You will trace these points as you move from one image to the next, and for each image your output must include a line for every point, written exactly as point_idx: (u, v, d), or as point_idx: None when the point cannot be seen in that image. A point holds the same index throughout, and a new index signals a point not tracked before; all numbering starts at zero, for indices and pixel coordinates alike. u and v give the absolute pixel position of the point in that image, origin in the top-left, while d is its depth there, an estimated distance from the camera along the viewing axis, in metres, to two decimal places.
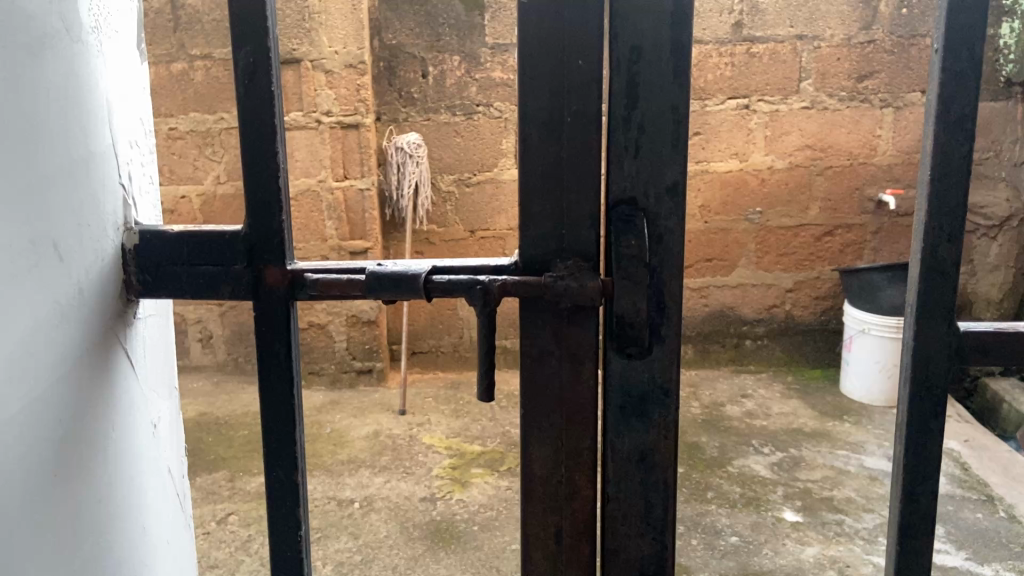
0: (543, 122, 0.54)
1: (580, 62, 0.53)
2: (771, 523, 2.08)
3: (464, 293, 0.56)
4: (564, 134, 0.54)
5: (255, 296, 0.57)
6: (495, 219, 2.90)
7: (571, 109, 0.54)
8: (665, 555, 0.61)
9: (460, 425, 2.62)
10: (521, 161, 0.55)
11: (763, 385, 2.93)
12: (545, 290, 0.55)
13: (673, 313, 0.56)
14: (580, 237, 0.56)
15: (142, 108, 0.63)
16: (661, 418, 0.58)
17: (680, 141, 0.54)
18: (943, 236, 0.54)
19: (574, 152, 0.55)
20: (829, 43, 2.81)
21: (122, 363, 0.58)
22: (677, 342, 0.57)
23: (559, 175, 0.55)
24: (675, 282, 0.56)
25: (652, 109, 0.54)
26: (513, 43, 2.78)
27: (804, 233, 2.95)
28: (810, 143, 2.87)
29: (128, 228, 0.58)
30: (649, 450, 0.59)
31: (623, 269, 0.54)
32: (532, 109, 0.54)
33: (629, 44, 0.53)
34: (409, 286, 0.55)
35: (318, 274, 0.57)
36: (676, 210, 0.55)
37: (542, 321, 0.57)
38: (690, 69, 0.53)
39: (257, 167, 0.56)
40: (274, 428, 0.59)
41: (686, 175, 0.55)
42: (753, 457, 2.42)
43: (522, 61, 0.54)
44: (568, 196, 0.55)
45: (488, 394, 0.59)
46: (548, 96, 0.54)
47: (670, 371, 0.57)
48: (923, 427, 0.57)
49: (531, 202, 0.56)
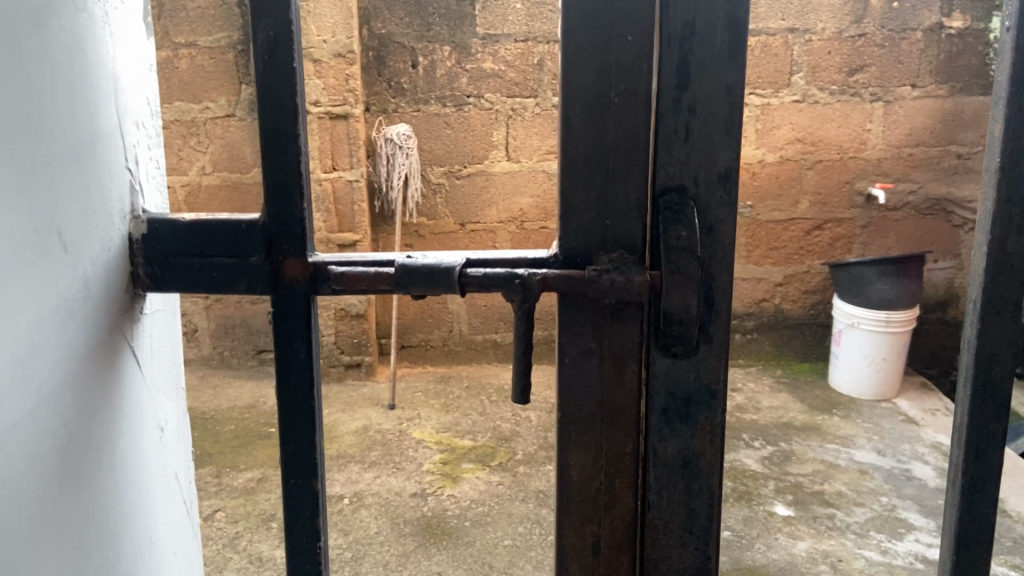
0: (589, 102, 0.51)
1: (627, 38, 0.50)
2: (763, 517, 2.07)
3: (502, 288, 0.52)
4: (610, 115, 0.51)
5: (274, 289, 0.54)
6: (487, 212, 2.87)
7: (619, 89, 0.51)
8: (707, 567, 0.58)
9: (450, 420, 2.58)
10: (565, 145, 0.52)
11: (753, 379, 2.92)
12: (587, 285, 0.52)
13: (722, 309, 0.53)
14: (625, 226, 0.52)
15: (149, 88, 0.58)
16: (706, 422, 0.56)
17: (734, 125, 0.51)
18: (1012, 229, 0.52)
19: (620, 137, 0.51)
20: (820, 36, 2.78)
21: (126, 362, 0.54)
22: (725, 339, 0.54)
23: (607, 160, 0.52)
24: (725, 277, 0.53)
25: (704, 90, 0.51)
26: (504, 34, 2.73)
27: (795, 227, 2.94)
28: (801, 137, 2.85)
29: (136, 217, 0.54)
30: (694, 455, 0.56)
31: (672, 262, 0.51)
32: (576, 89, 0.51)
33: (681, 20, 0.50)
34: (442, 280, 0.52)
35: (340, 268, 0.53)
36: (728, 198, 0.52)
37: (583, 318, 0.54)
38: (745, 46, 0.50)
39: (277, 149, 0.52)
40: (292, 431, 0.56)
41: (739, 162, 0.52)
42: (743, 451, 2.41)
43: (567, 39, 0.50)
44: (614, 185, 0.52)
45: (524, 397, 0.55)
46: (592, 76, 0.51)
47: (717, 370, 0.54)
48: (984, 430, 0.55)
49: (573, 191, 0.52)
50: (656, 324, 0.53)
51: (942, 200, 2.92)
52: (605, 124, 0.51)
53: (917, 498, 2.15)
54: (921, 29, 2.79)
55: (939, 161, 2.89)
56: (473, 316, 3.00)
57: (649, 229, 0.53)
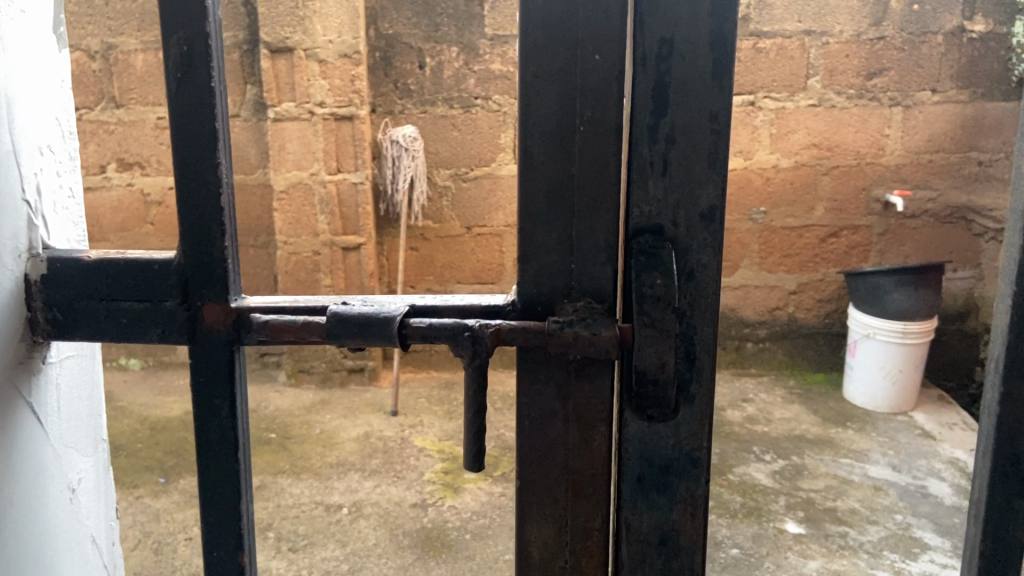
0: (551, 131, 0.44)
1: (595, 58, 0.43)
2: (773, 535, 1.99)
3: (448, 341, 0.45)
4: (574, 146, 0.44)
5: (190, 339, 0.46)
6: (493, 215, 2.80)
7: (584, 115, 0.43)
8: None
9: (453, 427, 2.51)
10: (522, 176, 0.45)
11: (765, 390, 2.83)
12: (546, 339, 0.44)
13: (705, 367, 0.45)
14: (589, 272, 0.45)
15: (58, 105, 0.51)
16: (688, 493, 0.48)
17: (718, 158, 0.44)
18: None
19: (587, 170, 0.44)
20: (838, 39, 2.69)
21: (23, 418, 0.47)
22: (709, 401, 0.46)
23: (570, 196, 0.45)
24: (709, 329, 0.45)
25: (685, 117, 0.43)
26: (513, 35, 2.66)
27: (809, 234, 2.85)
28: (817, 142, 2.76)
29: (33, 255, 0.47)
30: (673, 530, 0.48)
31: (645, 314, 0.44)
32: (536, 115, 0.44)
33: (658, 35, 0.43)
34: (381, 333, 0.45)
35: (265, 314, 0.46)
36: (712, 239, 0.45)
37: (544, 375, 0.47)
38: (733, 66, 0.43)
39: (194, 180, 0.45)
40: (213, 495, 0.49)
41: (725, 199, 0.44)
42: (754, 465, 2.33)
43: (525, 56, 0.43)
44: (579, 224, 0.45)
45: (477, 464, 0.48)
46: (553, 101, 0.44)
47: (700, 437, 0.47)
48: (1004, 506, 0.50)
49: (532, 229, 0.45)
50: (629, 383, 0.46)
51: (962, 207, 2.82)
52: (569, 156, 0.44)
53: (933, 516, 2.06)
54: (942, 32, 2.69)
55: (959, 168, 2.79)
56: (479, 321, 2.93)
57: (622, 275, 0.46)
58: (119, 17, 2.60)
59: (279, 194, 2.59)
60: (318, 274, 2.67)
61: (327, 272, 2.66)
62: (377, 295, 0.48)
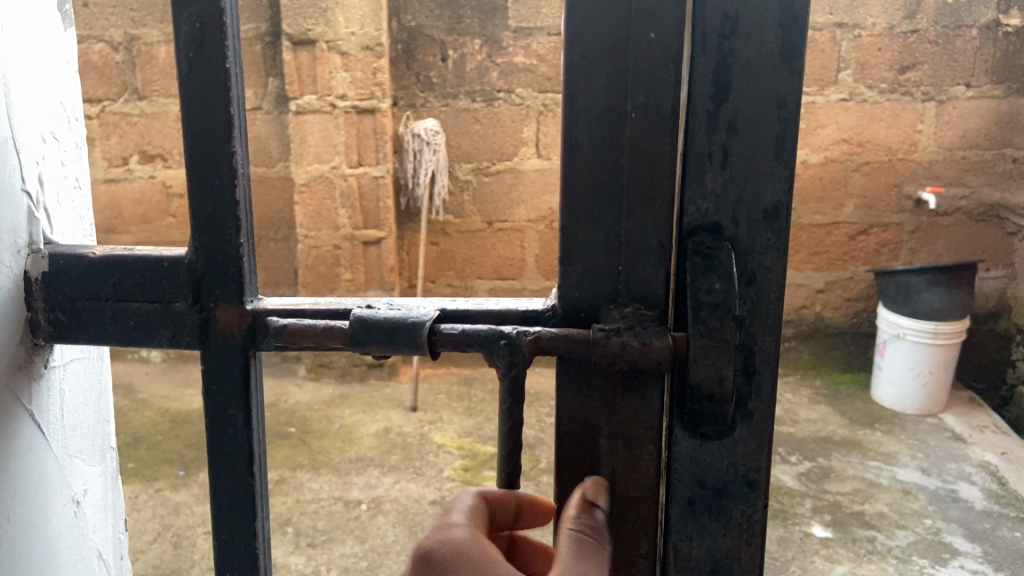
0: (597, 118, 0.40)
1: (649, 38, 0.39)
2: (799, 538, 1.93)
3: (481, 349, 0.41)
4: (626, 134, 0.40)
5: (203, 344, 0.45)
6: (515, 211, 2.75)
7: (637, 100, 0.40)
8: None
9: (473, 424, 2.48)
10: (565, 167, 0.41)
11: (790, 390, 2.77)
12: (589, 349, 0.40)
13: (766, 380, 0.42)
14: (639, 272, 0.42)
15: (57, 94, 0.50)
16: (743, 516, 0.44)
17: (785, 150, 0.40)
18: None
19: (638, 162, 0.40)
20: (870, 32, 2.62)
21: (26, 426, 0.47)
22: (771, 417, 0.42)
23: (619, 189, 0.41)
24: (770, 338, 0.41)
25: (749, 103, 0.40)
26: (537, 27, 2.61)
27: (838, 232, 2.78)
28: (847, 138, 2.69)
29: (35, 252, 0.46)
30: (727, 558, 0.45)
31: (701, 322, 0.40)
32: (582, 100, 0.40)
33: (721, 12, 0.39)
34: (409, 340, 0.40)
35: (278, 316, 0.44)
36: (775, 240, 0.41)
37: (589, 387, 0.43)
38: (805, 48, 0.39)
39: (208, 169, 0.43)
40: (226, 509, 0.47)
41: (791, 196, 0.40)
42: (779, 466, 2.27)
43: (572, 34, 0.40)
44: (628, 222, 0.41)
45: (509, 482, 0.44)
46: (603, 83, 0.40)
47: (758, 458, 0.43)
48: None
49: (576, 225, 0.42)
50: (680, 397, 0.42)
51: (996, 206, 2.74)
52: (619, 145, 0.40)
53: (963, 521, 2.00)
54: (977, 26, 2.61)
55: (994, 165, 2.71)
56: None
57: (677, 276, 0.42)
58: (141, 9, 2.58)
59: (300, 187, 2.56)
60: (338, 268, 2.64)
61: (347, 267, 2.64)
62: (403, 298, 0.45)
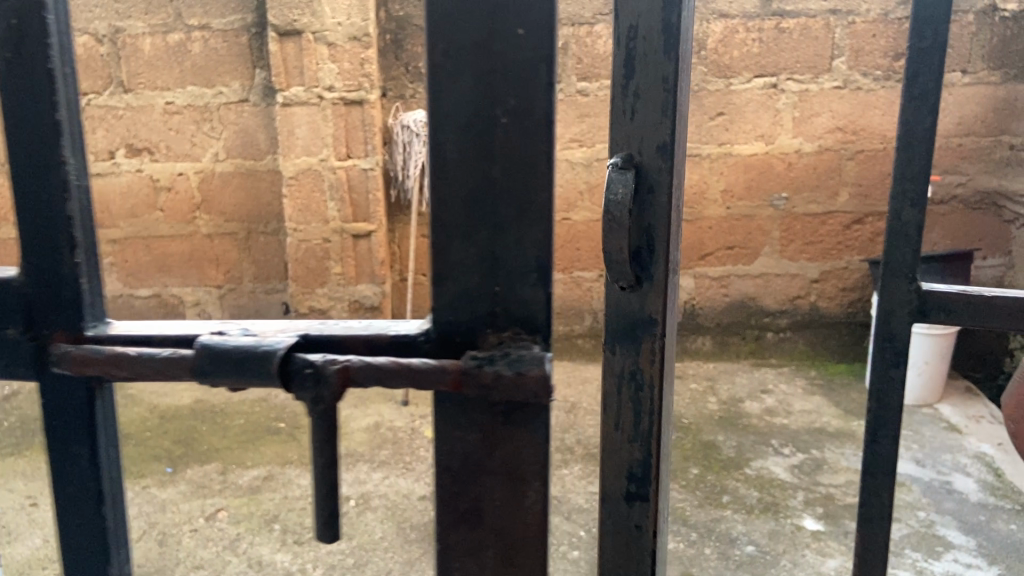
0: (467, 119, 0.44)
1: (510, 77, 0.43)
2: (790, 532, 1.90)
3: (317, 381, 0.44)
4: (498, 163, 0.44)
5: (37, 365, 0.51)
6: None
7: (507, 103, 0.43)
8: (650, 461, 0.77)
9: None
10: (437, 192, 0.45)
11: (785, 380, 2.73)
12: (458, 384, 0.43)
13: (658, 250, 0.71)
14: (515, 289, 0.45)
15: None
16: (650, 341, 0.74)
17: (668, 108, 0.69)
18: (907, 202, 0.79)
19: (511, 165, 0.44)
20: (864, 18, 2.57)
21: None
22: (665, 273, 0.72)
23: (494, 209, 0.45)
24: (661, 224, 0.71)
25: (646, 82, 0.69)
26: None
27: (832, 221, 2.74)
28: (841, 126, 2.65)
29: None
30: (637, 361, 0.76)
31: (608, 213, 0.70)
32: (453, 101, 0.44)
33: (628, 24, 0.69)
34: (258, 368, 0.43)
35: (110, 346, 0.49)
36: (664, 165, 0.70)
37: (470, 425, 0.47)
38: (676, 47, 0.68)
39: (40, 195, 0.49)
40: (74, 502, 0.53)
41: (672, 137, 0.70)
42: (772, 458, 2.24)
43: (442, 39, 0.43)
44: (504, 236, 0.45)
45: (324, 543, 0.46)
46: (469, 119, 0.44)
47: (655, 299, 0.73)
48: (885, 374, 0.80)
49: (449, 245, 0.46)
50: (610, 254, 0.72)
51: (992, 193, 2.69)
52: (490, 175, 0.44)
53: (958, 514, 1.97)
54: (972, 11, 2.56)
55: (990, 152, 2.67)
56: None
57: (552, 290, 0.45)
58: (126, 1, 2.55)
59: (288, 180, 2.53)
60: (328, 261, 2.61)
61: (337, 260, 2.61)
62: (262, 323, 0.48)
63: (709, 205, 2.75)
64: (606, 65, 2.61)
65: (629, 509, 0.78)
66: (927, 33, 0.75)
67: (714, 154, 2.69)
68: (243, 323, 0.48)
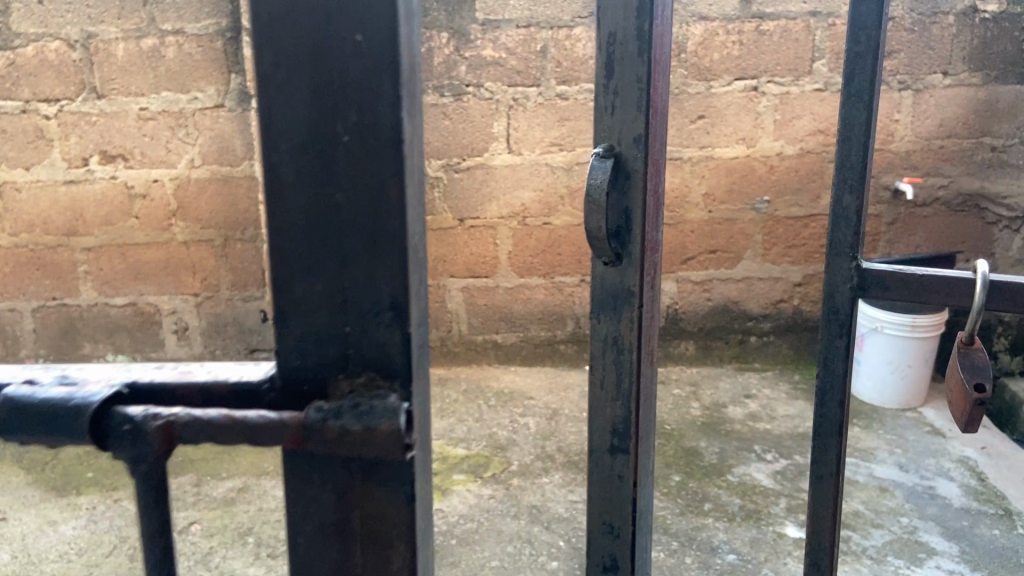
0: (305, 138, 0.44)
1: (352, 92, 0.43)
2: (772, 540, 1.87)
3: (137, 434, 0.45)
4: (342, 185, 0.44)
5: None
6: (487, 207, 2.68)
7: (347, 121, 0.43)
8: (630, 417, 0.89)
9: (445, 426, 2.40)
10: (279, 220, 0.45)
11: (768, 385, 2.70)
12: (289, 438, 0.44)
13: (635, 232, 0.82)
14: (365, 312, 0.45)
15: None
16: (629, 313, 0.85)
17: (642, 104, 0.79)
18: (848, 186, 0.83)
19: (354, 196, 0.44)
20: (844, 21, 2.54)
21: None
22: (641, 251, 0.82)
23: (338, 237, 0.45)
24: (637, 207, 0.81)
25: (624, 82, 0.80)
26: (506, 20, 2.53)
27: (815, 224, 2.72)
28: (822, 128, 2.62)
29: None
30: (618, 331, 0.86)
31: (591, 198, 0.81)
32: (291, 123, 0.44)
33: (608, 32, 0.79)
34: (75, 424, 0.45)
35: None
36: (640, 155, 0.80)
37: (320, 473, 0.48)
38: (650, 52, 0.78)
39: None
40: None
41: (646, 132, 0.80)
42: (754, 465, 2.21)
43: (277, 55, 0.43)
44: (351, 270, 0.45)
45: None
46: (310, 140, 0.44)
47: (633, 274, 0.84)
48: (831, 344, 0.85)
49: (293, 278, 0.46)
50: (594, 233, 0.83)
51: (974, 195, 2.67)
52: (335, 196, 0.44)
53: (940, 519, 1.94)
54: (953, 12, 2.53)
55: (972, 154, 2.64)
56: (477, 313, 2.78)
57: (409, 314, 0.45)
58: (98, 5, 2.49)
59: None
60: None
61: None
62: (77, 370, 0.49)
63: (691, 209, 2.70)
64: (586, 68, 2.57)
65: (612, 460, 0.91)
66: (861, 37, 0.79)
67: (695, 157, 2.64)
68: (59, 369, 0.49)
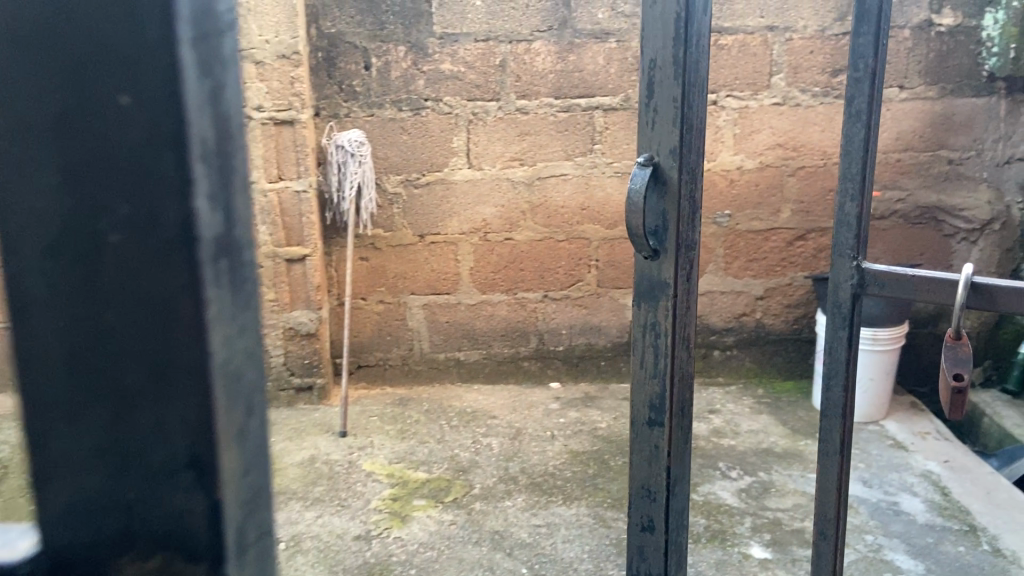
0: (58, 241, 0.33)
1: (121, 164, 0.33)
2: (738, 561, 1.82)
3: None
4: (114, 303, 0.34)
5: None
6: (447, 223, 2.61)
7: (117, 217, 0.33)
8: (665, 395, 0.86)
9: (405, 448, 2.32)
10: (34, 351, 0.35)
11: (732, 400, 2.66)
12: None
13: (671, 235, 0.82)
14: (161, 450, 0.35)
15: None
16: (665, 304, 0.84)
17: (679, 119, 0.79)
18: (849, 195, 0.89)
19: (130, 313, 0.34)
20: (801, 35, 2.52)
21: None
22: (677, 250, 0.82)
23: (116, 366, 0.34)
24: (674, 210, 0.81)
25: (662, 97, 0.80)
26: (464, 34, 2.47)
27: (775, 238, 2.69)
28: (782, 142, 2.60)
29: None
30: (653, 320, 0.85)
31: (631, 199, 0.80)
32: (34, 223, 0.33)
33: (648, 58, 0.80)
34: None
35: None
36: (678, 165, 0.80)
37: None
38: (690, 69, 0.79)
39: None
40: None
41: (683, 143, 0.80)
42: (719, 483, 2.16)
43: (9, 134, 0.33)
44: (135, 411, 0.35)
45: None
46: (67, 249, 0.34)
47: (667, 271, 0.83)
48: (836, 335, 0.89)
49: (55, 426, 0.35)
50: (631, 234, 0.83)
51: (932, 207, 2.65)
52: (102, 322, 0.34)
53: (905, 536, 1.91)
54: (909, 26, 2.52)
55: (929, 167, 2.63)
56: (438, 331, 2.70)
57: (220, 446, 0.35)
58: None
59: None
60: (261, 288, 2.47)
61: (270, 286, 2.47)
62: None
63: None
64: (545, 82, 2.52)
65: (649, 432, 0.88)
66: (859, 65, 0.86)
67: None
68: None
